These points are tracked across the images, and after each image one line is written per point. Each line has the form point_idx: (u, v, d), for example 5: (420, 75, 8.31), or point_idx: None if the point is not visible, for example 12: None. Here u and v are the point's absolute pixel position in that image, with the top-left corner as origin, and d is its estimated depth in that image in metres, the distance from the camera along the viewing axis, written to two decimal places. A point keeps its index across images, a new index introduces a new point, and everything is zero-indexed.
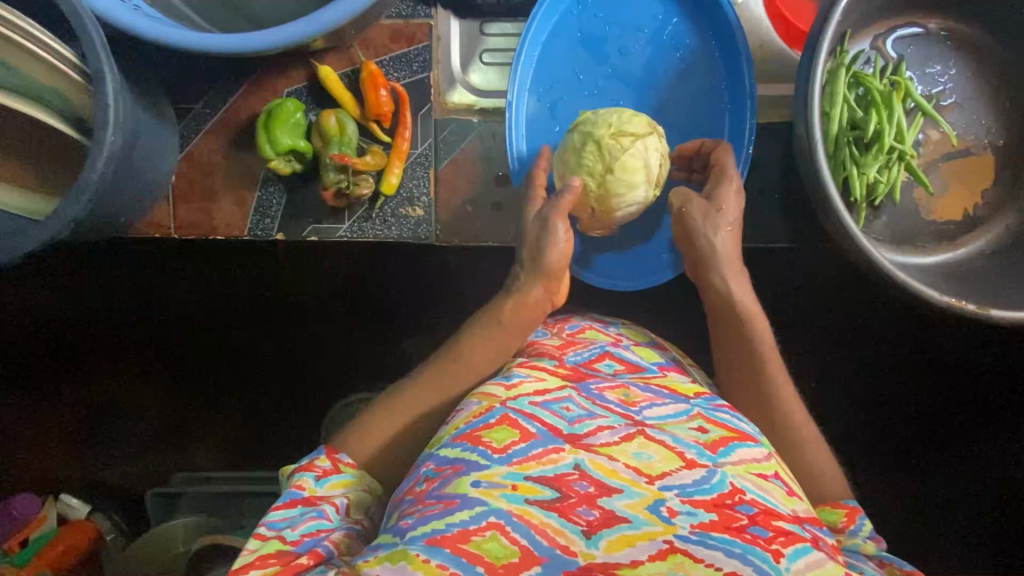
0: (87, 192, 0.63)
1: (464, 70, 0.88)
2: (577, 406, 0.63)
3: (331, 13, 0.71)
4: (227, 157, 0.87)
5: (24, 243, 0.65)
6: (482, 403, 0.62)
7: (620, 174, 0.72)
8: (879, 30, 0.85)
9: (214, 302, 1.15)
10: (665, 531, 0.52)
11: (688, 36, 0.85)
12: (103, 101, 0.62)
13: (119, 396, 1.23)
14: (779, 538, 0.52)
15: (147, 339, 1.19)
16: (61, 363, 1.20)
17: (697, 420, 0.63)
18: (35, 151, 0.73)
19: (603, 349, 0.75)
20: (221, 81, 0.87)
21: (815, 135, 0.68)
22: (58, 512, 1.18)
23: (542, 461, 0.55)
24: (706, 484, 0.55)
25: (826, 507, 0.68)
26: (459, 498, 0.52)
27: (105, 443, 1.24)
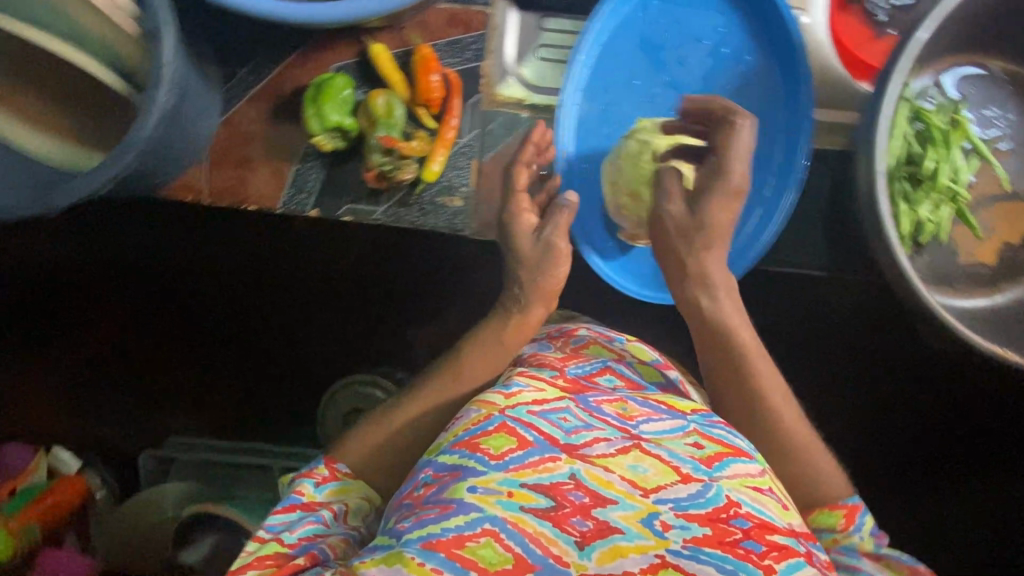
0: (135, 149, 0.62)
1: (517, 62, 0.86)
2: (575, 417, 0.61)
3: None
4: (269, 128, 0.85)
5: (65, 197, 0.63)
6: (480, 411, 0.60)
7: (675, 185, 0.74)
8: (942, 67, 0.83)
9: (230, 269, 1.12)
10: (657, 545, 0.51)
11: (748, 52, 0.83)
12: (160, 58, 0.61)
13: (120, 359, 1.19)
14: (772, 552, 0.51)
15: (155, 299, 1.16)
16: (65, 319, 1.17)
17: (693, 436, 0.61)
18: (87, 107, 0.72)
19: (604, 364, 0.72)
20: (268, 48, 0.84)
21: (879, 173, 0.68)
22: (49, 465, 1.15)
23: (538, 469, 0.54)
24: (701, 498, 0.54)
25: (825, 510, 0.64)
26: (455, 503, 0.51)
27: (100, 401, 1.20)
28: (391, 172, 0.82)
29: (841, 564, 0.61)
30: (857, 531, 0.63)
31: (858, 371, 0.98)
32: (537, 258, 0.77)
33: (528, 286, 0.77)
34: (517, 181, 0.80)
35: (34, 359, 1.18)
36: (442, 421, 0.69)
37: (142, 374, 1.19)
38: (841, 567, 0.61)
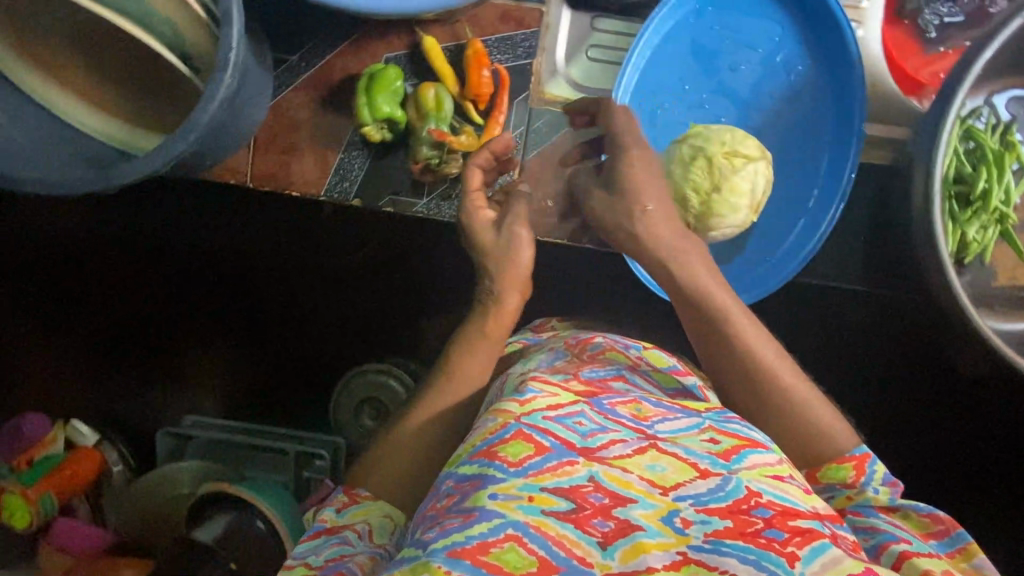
0: (198, 130, 0.62)
1: (567, 62, 0.86)
2: (590, 419, 0.52)
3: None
4: (316, 115, 0.85)
5: (124, 174, 0.63)
6: (495, 419, 0.51)
7: (727, 195, 0.71)
8: (996, 86, 0.82)
9: (256, 252, 1.11)
10: (679, 542, 0.44)
11: (801, 62, 0.82)
12: (227, 41, 0.61)
13: (142, 338, 1.18)
14: (795, 539, 0.44)
15: (179, 278, 1.14)
16: (90, 296, 1.15)
17: (709, 432, 0.54)
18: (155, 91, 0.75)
19: (619, 371, 0.64)
20: (321, 36, 0.85)
21: (935, 200, 0.68)
22: (67, 437, 1.12)
23: (557, 473, 0.47)
24: (721, 492, 0.48)
25: (833, 465, 0.58)
26: (477, 510, 0.44)
27: (118, 377, 1.18)
28: (437, 165, 0.83)
29: (858, 523, 0.55)
30: (868, 483, 0.57)
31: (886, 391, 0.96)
32: (496, 253, 0.67)
33: (498, 275, 0.67)
34: (471, 180, 0.70)
35: (57, 335, 1.17)
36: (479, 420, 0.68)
37: (163, 353, 1.18)
38: (858, 527, 0.54)
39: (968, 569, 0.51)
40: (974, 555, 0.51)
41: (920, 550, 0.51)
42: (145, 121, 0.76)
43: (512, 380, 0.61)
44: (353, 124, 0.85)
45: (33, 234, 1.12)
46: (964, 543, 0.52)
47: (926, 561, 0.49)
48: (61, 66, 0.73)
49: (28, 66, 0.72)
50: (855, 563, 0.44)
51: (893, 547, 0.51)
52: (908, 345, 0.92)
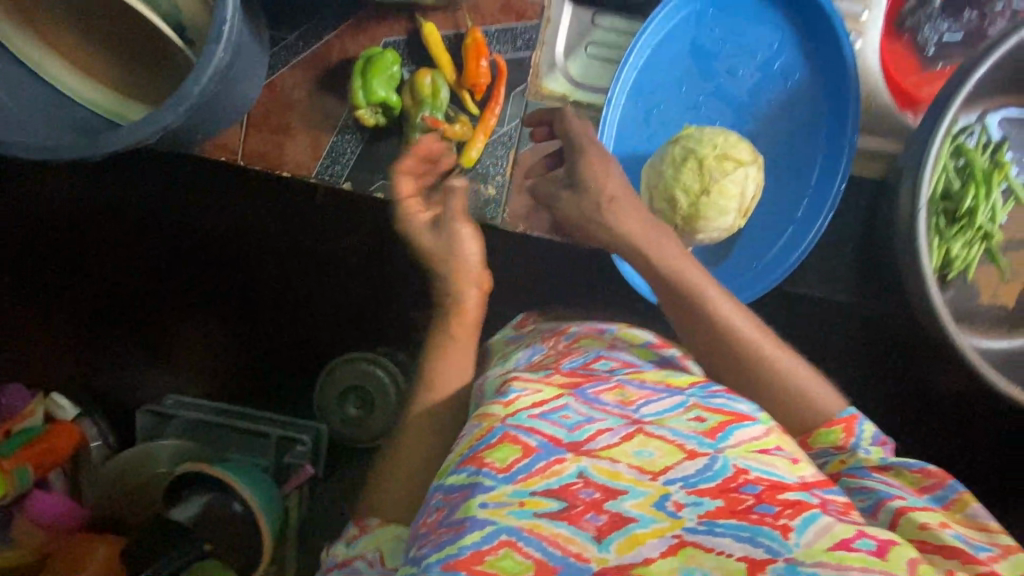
0: (187, 102, 0.61)
1: (566, 57, 0.85)
2: (575, 412, 0.52)
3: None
4: (312, 96, 0.85)
5: (112, 142, 0.62)
6: (480, 424, 0.51)
7: (716, 197, 0.70)
8: (990, 106, 0.83)
9: (246, 232, 1.10)
10: (672, 526, 0.43)
11: (798, 71, 0.83)
12: (221, 15, 0.60)
13: (126, 312, 1.16)
14: (787, 510, 0.43)
15: (167, 254, 1.13)
16: (75, 266, 1.14)
17: (693, 411, 0.53)
18: (147, 66, 0.74)
19: (598, 353, 0.64)
20: (322, 16, 0.84)
21: (920, 215, 0.69)
22: (47, 411, 1.08)
23: (546, 474, 0.46)
24: (709, 471, 0.47)
25: (822, 429, 0.60)
26: (468, 520, 0.43)
27: (99, 350, 1.17)
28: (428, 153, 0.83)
29: (853, 485, 0.54)
30: (858, 445, 0.59)
31: (867, 408, 0.95)
32: (442, 253, 0.73)
33: (452, 276, 0.73)
34: (402, 188, 0.76)
35: (39, 303, 1.16)
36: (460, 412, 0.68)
37: (146, 329, 1.17)
38: (855, 488, 0.54)
39: (965, 517, 0.49)
40: (967, 504, 0.50)
41: (916, 504, 0.50)
42: (137, 91, 0.75)
43: (493, 382, 0.61)
44: (348, 107, 0.84)
45: (22, 200, 1.11)
46: (955, 493, 0.51)
47: (922, 514, 0.48)
48: (51, 28, 0.72)
49: (17, 27, 0.70)
50: (847, 528, 0.42)
51: (889, 503, 0.50)
52: (890, 360, 0.92)
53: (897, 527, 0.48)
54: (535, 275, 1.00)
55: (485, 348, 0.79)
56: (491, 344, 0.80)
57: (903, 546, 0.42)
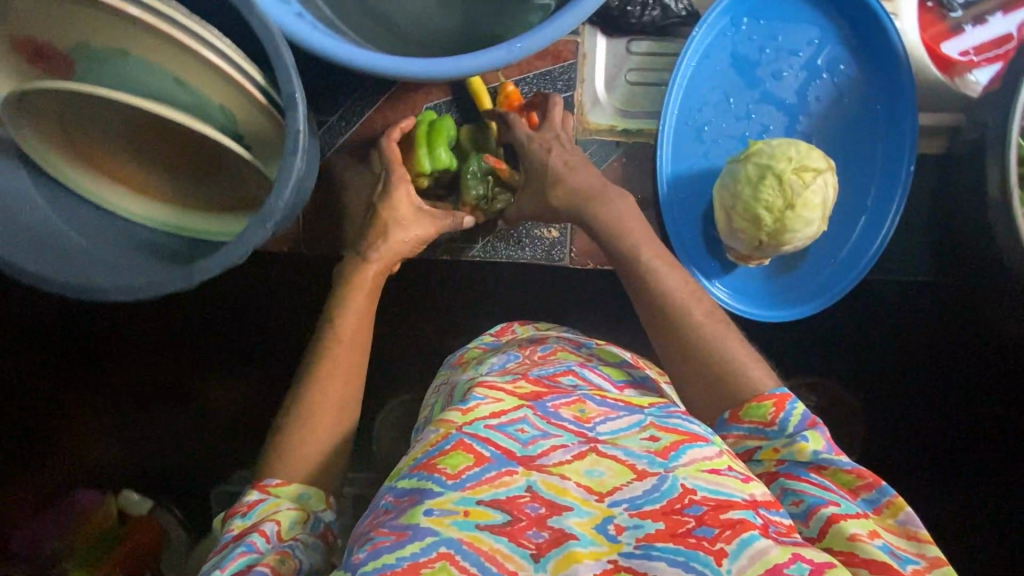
0: (274, 217, 0.61)
1: (608, 90, 0.84)
2: (533, 426, 0.52)
3: (535, 37, 0.64)
4: (360, 173, 0.85)
5: (205, 271, 0.62)
6: (437, 431, 0.51)
7: (800, 210, 0.73)
8: None
9: (292, 317, 1.06)
10: (610, 550, 0.44)
11: (842, 62, 0.82)
12: (295, 127, 0.60)
13: (168, 398, 1.10)
14: (726, 533, 0.44)
15: (210, 339, 1.08)
16: (117, 361, 1.08)
17: (649, 429, 0.52)
18: (212, 177, 0.73)
19: (569, 366, 0.63)
20: (359, 93, 0.84)
21: (1013, 192, 0.68)
22: (120, 508, 1.05)
23: (494, 484, 0.47)
24: (656, 492, 0.47)
25: (753, 404, 0.58)
26: (410, 528, 0.45)
27: (147, 441, 1.10)
28: (484, 203, 0.83)
29: (789, 485, 0.53)
30: (788, 423, 0.57)
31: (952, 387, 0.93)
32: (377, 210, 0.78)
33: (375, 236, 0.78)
34: (390, 153, 0.77)
35: (81, 407, 1.08)
36: (425, 407, 0.70)
37: (203, 418, 1.10)
38: (789, 489, 0.53)
39: (894, 524, 0.50)
40: (900, 509, 0.50)
41: (849, 510, 0.50)
42: (200, 204, 0.75)
43: (461, 388, 0.62)
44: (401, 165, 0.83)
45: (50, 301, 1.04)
46: (888, 496, 0.51)
47: (853, 523, 0.48)
48: (105, 148, 0.72)
49: (80, 168, 0.73)
50: (782, 552, 0.43)
51: (822, 511, 0.50)
52: (956, 330, 0.96)
53: (827, 538, 0.48)
54: (596, 308, 1.01)
55: (459, 352, 0.77)
56: (463, 354, 0.75)
57: (837, 569, 0.44)
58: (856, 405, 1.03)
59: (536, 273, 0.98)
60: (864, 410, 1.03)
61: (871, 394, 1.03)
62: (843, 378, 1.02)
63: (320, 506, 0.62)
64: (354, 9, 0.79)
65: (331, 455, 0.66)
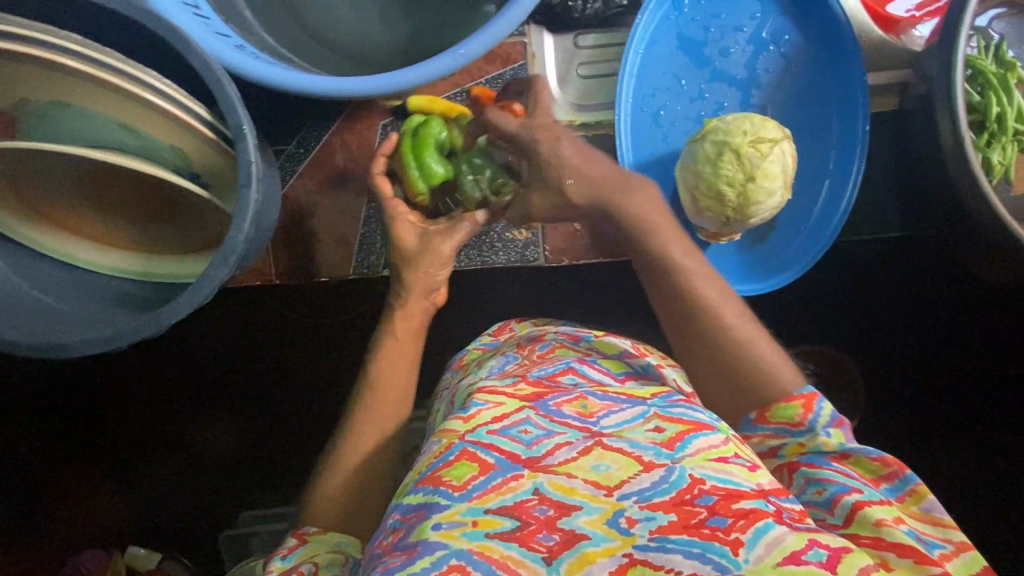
0: (236, 252, 0.60)
1: (561, 86, 0.85)
2: (536, 425, 0.53)
3: (478, 42, 0.64)
4: (325, 197, 0.85)
5: (174, 313, 0.61)
6: (440, 442, 0.53)
7: (761, 181, 0.74)
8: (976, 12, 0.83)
9: (279, 348, 1.05)
10: (624, 544, 0.44)
11: (787, 32, 0.83)
12: (245, 158, 0.59)
13: (163, 446, 1.08)
14: (739, 523, 0.44)
15: (199, 380, 1.06)
16: (109, 414, 1.06)
17: (654, 420, 0.53)
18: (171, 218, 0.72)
19: (567, 363, 0.63)
20: (314, 118, 0.84)
21: (965, 137, 0.69)
22: (127, 565, 1.02)
23: (501, 491, 0.48)
24: (664, 483, 0.47)
25: (782, 404, 0.58)
26: (419, 545, 0.45)
27: (147, 491, 1.08)
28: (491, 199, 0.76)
29: (811, 474, 0.54)
30: (816, 423, 0.57)
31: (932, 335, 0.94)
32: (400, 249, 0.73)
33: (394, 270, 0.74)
34: (382, 189, 0.76)
35: (77, 464, 1.07)
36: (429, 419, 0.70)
37: (200, 459, 1.09)
38: (813, 480, 0.54)
39: (919, 510, 0.51)
40: (922, 497, 0.52)
41: (873, 496, 0.51)
42: (166, 248, 0.74)
43: (461, 394, 0.62)
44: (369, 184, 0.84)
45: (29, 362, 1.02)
46: (912, 484, 0.52)
47: (878, 509, 0.49)
48: (61, 202, 0.71)
49: (39, 225, 0.72)
50: (797, 538, 0.43)
51: (847, 499, 0.51)
52: (938, 283, 0.98)
53: (853, 524, 0.49)
54: (583, 303, 1.01)
55: (459, 356, 0.76)
56: (464, 358, 0.74)
57: (854, 554, 0.44)
58: (853, 368, 1.04)
59: (512, 276, 0.98)
60: (851, 368, 1.04)
61: (865, 354, 1.04)
62: (825, 341, 1.03)
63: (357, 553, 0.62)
64: (301, 37, 0.79)
65: (328, 481, 0.66)
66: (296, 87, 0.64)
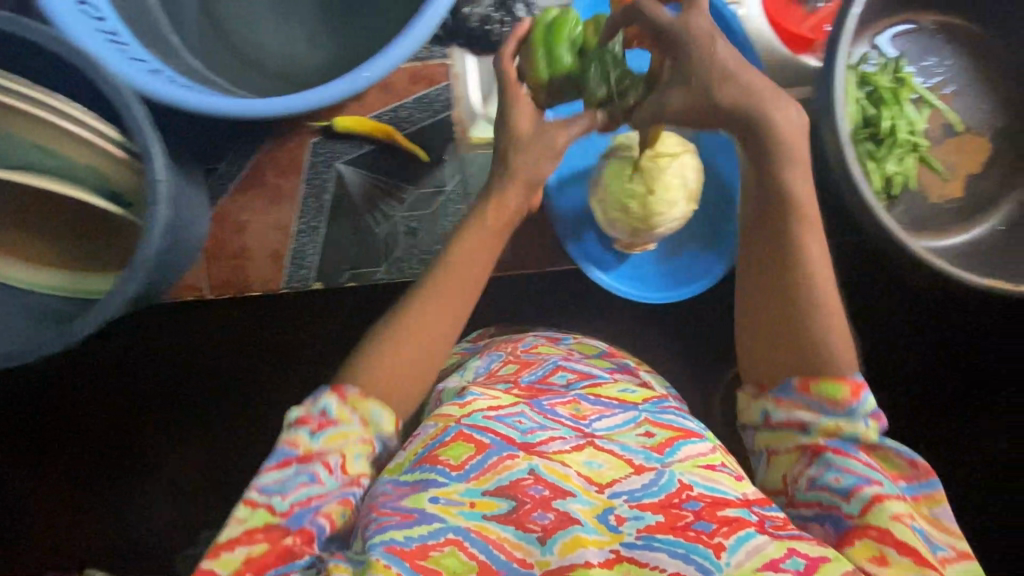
0: (145, 267, 0.63)
1: (485, 102, 0.88)
2: (530, 418, 0.59)
3: (378, 65, 0.67)
4: (257, 214, 0.87)
5: (84, 326, 0.63)
6: (436, 425, 0.58)
7: (662, 194, 0.79)
8: (875, 30, 0.87)
9: (224, 365, 1.02)
10: (611, 540, 0.48)
11: None
12: (151, 176, 0.62)
13: (115, 467, 1.06)
14: (722, 529, 0.48)
15: (150, 399, 1.04)
16: (58, 436, 1.05)
17: (643, 425, 0.60)
18: (100, 237, 0.75)
19: (555, 363, 0.72)
20: (243, 138, 0.87)
21: (847, 152, 0.71)
22: None
23: (498, 470, 0.53)
24: (654, 486, 0.52)
25: (835, 381, 0.56)
26: (417, 512, 0.50)
27: (100, 512, 1.07)
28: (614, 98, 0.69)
29: (836, 461, 0.56)
30: (858, 410, 0.57)
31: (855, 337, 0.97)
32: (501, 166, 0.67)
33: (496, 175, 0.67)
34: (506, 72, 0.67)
35: (30, 488, 1.06)
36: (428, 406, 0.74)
37: (153, 479, 1.07)
38: (835, 466, 0.56)
39: (931, 513, 0.56)
40: (936, 502, 0.56)
41: (890, 491, 0.54)
42: (87, 265, 0.75)
43: (450, 391, 0.70)
44: (298, 200, 0.87)
45: None
46: (931, 489, 0.56)
47: (895, 504, 0.53)
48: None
49: None
50: (777, 547, 0.47)
51: (866, 490, 0.54)
52: (876, 288, 0.97)
53: (867, 515, 0.53)
54: (515, 308, 1.03)
55: None
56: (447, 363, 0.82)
57: (831, 562, 0.47)
58: None
59: None
60: None
61: None
62: None
63: (388, 429, 0.59)
64: (230, 63, 0.83)
65: None
66: (205, 109, 0.67)
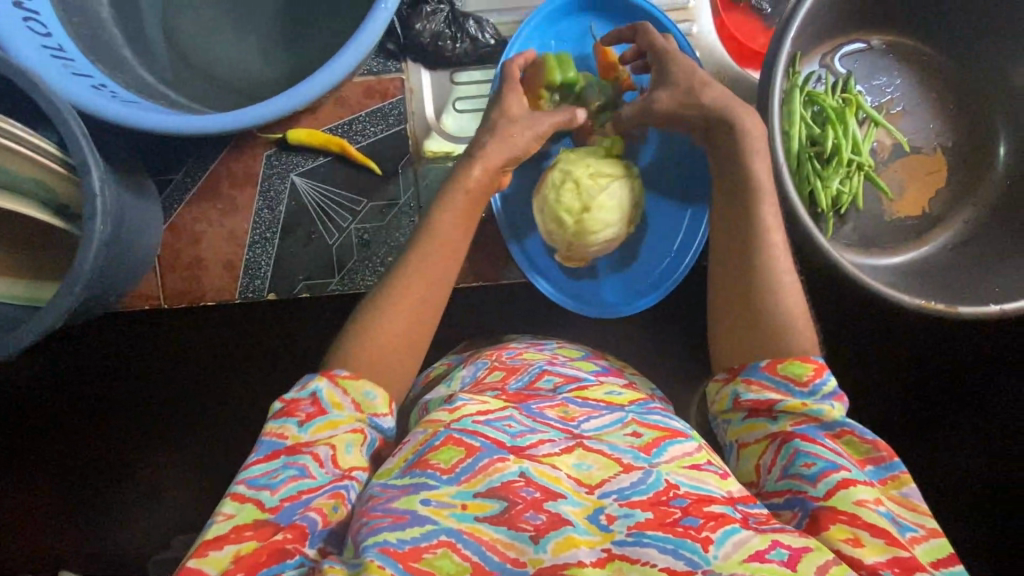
0: (82, 280, 0.63)
1: (438, 115, 0.89)
2: (519, 421, 0.54)
3: (316, 82, 0.67)
4: (211, 223, 0.88)
5: (26, 337, 0.64)
6: (425, 431, 0.54)
7: (597, 213, 0.80)
8: (826, 49, 0.88)
9: (182, 373, 1.03)
10: (603, 539, 0.46)
11: None
12: (90, 192, 0.63)
13: (81, 475, 1.07)
14: (709, 523, 0.46)
15: (112, 407, 1.05)
16: (24, 444, 1.05)
17: (631, 425, 0.56)
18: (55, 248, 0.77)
19: (541, 368, 0.68)
20: (200, 150, 0.88)
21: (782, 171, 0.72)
22: None
23: (488, 472, 0.48)
24: (642, 484, 0.49)
25: (796, 361, 0.58)
26: (409, 513, 0.47)
27: (66, 519, 1.07)
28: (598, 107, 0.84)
29: (803, 447, 0.54)
30: (820, 388, 0.57)
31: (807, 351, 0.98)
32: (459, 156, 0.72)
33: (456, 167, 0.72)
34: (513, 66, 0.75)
35: None
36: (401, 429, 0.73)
37: (116, 486, 1.07)
38: (803, 451, 0.54)
39: (898, 495, 0.53)
40: (902, 484, 0.53)
41: (858, 477, 0.52)
42: (37, 273, 0.76)
43: (436, 401, 0.66)
44: (251, 211, 0.88)
45: None
46: (894, 471, 0.54)
47: (862, 490, 0.51)
48: None
49: None
50: (761, 539, 0.46)
51: (833, 475, 0.52)
52: (832, 304, 0.98)
53: (832, 498, 0.51)
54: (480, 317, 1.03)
55: (425, 373, 0.81)
56: (432, 374, 0.79)
57: (814, 552, 0.46)
58: None
59: None
60: None
61: None
62: None
63: (382, 411, 0.58)
64: (186, 75, 0.84)
65: None
66: (142, 125, 0.67)
